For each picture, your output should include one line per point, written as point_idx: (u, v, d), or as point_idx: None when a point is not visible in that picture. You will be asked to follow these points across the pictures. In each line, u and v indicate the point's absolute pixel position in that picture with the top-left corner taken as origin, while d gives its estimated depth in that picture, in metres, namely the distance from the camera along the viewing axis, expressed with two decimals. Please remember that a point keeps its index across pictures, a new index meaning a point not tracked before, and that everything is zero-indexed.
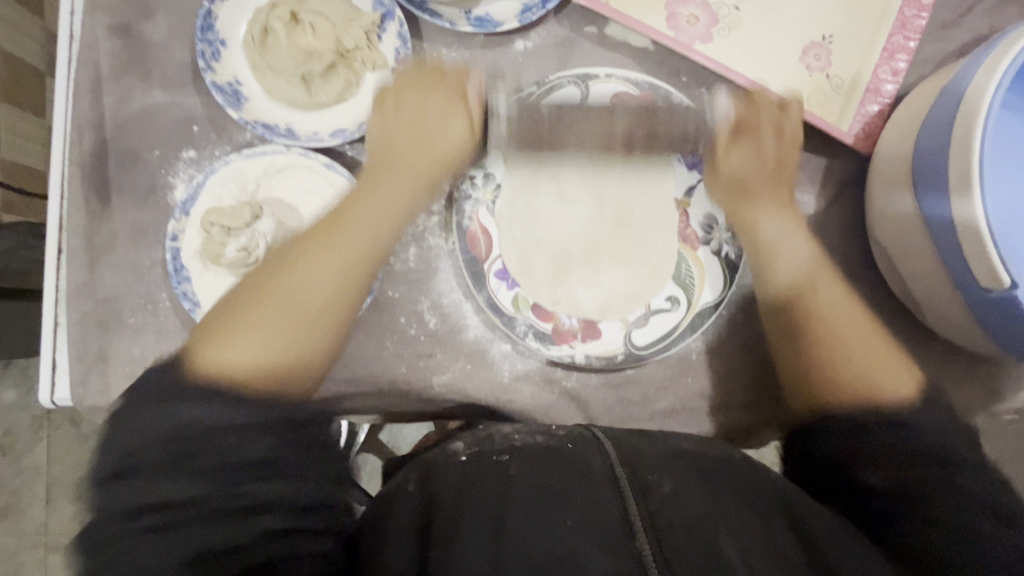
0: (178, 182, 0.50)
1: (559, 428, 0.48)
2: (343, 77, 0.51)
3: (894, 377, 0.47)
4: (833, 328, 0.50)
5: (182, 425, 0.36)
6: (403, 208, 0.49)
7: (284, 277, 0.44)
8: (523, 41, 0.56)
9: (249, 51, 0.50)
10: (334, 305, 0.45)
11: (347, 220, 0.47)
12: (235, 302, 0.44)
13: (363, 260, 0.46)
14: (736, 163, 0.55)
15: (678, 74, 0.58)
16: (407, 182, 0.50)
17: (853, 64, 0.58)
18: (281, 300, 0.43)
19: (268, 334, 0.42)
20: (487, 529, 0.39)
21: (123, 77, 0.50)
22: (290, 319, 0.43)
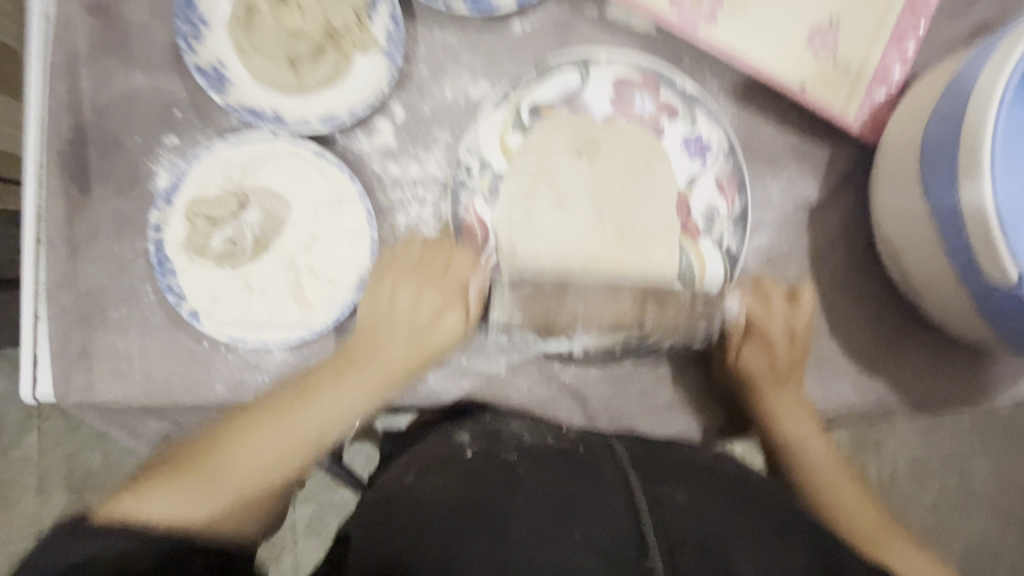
0: (161, 170, 0.48)
1: (571, 435, 0.50)
2: (332, 59, 0.49)
3: (877, 520, 0.52)
4: (848, 509, 0.52)
5: (119, 569, 0.34)
6: (371, 393, 0.48)
7: (215, 466, 0.43)
8: (520, 23, 0.53)
9: (233, 31, 0.48)
10: (273, 472, 0.45)
11: (310, 405, 0.46)
12: (180, 475, 0.42)
13: (304, 448, 0.46)
14: (753, 371, 0.55)
15: (681, 59, 0.56)
16: (378, 376, 0.48)
17: (860, 49, 0.56)
18: (223, 486, 0.43)
19: (192, 507, 0.42)
20: (489, 530, 0.38)
21: (100, 58, 0.47)
22: (210, 491, 0.43)
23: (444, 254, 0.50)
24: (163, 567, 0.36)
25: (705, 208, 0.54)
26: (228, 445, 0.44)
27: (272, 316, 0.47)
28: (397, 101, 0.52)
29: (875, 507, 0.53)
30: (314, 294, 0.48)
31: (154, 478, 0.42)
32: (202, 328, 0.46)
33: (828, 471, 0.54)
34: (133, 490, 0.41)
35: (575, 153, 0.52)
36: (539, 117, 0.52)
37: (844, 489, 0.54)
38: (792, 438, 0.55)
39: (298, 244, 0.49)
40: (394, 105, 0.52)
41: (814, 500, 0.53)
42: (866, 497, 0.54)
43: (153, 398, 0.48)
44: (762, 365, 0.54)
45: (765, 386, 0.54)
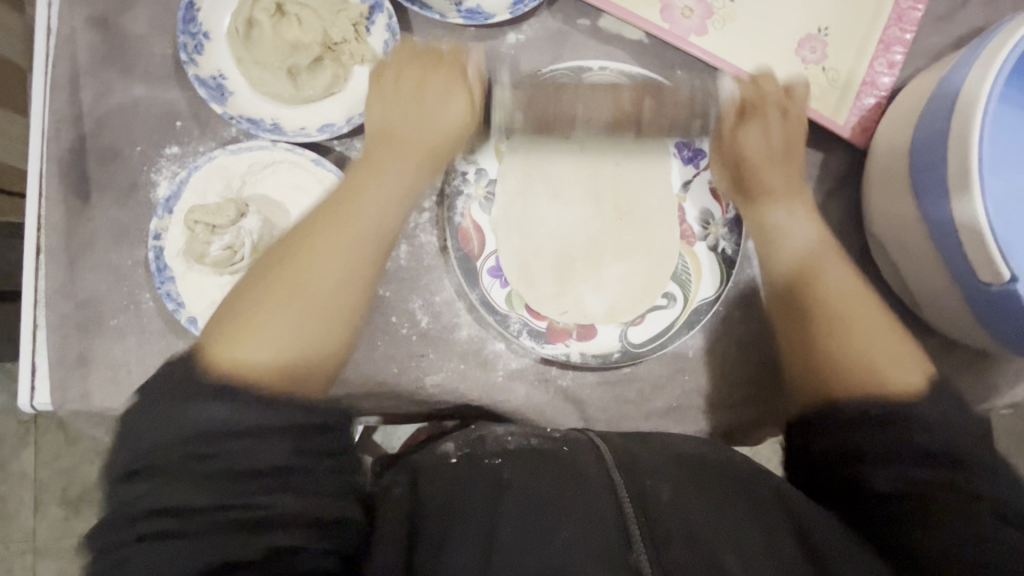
0: (160, 179, 0.49)
1: (557, 433, 0.49)
2: (330, 70, 0.50)
3: (895, 356, 0.44)
4: (835, 305, 0.47)
5: (211, 424, 0.33)
6: (409, 187, 0.47)
7: (306, 276, 0.41)
8: (515, 34, 0.54)
9: (233, 43, 0.49)
10: (348, 309, 0.42)
11: (353, 207, 0.44)
12: (277, 286, 0.40)
13: (368, 258, 0.43)
14: (749, 141, 0.54)
15: (673, 68, 0.57)
16: (413, 162, 0.48)
17: (848, 57, 0.57)
18: (314, 304, 0.40)
19: (298, 345, 0.39)
20: (478, 542, 0.38)
21: (103, 71, 0.48)
22: (303, 309, 0.40)
23: (456, 61, 0.50)
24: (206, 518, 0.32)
25: (700, 212, 0.55)
26: (250, 330, 0.38)
27: None
28: None
29: (908, 347, 0.45)
30: None
31: (261, 305, 0.39)
32: (200, 334, 0.47)
33: (848, 298, 0.47)
34: (228, 331, 0.38)
35: (564, 135, 0.53)
36: None
37: (836, 283, 0.48)
38: (811, 274, 0.49)
39: None
40: None
41: (824, 309, 0.47)
42: (901, 342, 0.45)
43: None
44: (783, 182, 0.53)
45: (767, 160, 0.53)
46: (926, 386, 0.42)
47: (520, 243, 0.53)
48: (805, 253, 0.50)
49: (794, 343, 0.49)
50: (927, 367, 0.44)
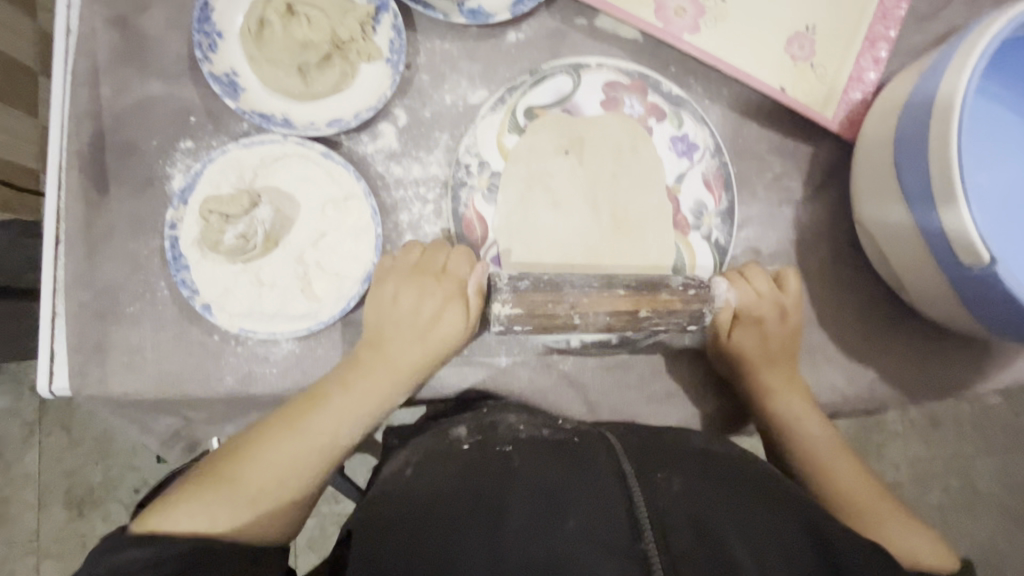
0: (175, 172, 0.51)
1: (568, 424, 0.52)
2: (339, 68, 0.52)
3: (912, 533, 0.50)
4: (849, 492, 0.52)
5: (145, 563, 0.38)
6: (376, 400, 0.49)
7: (240, 474, 0.44)
8: (515, 33, 0.57)
9: (245, 42, 0.51)
10: (281, 506, 0.45)
11: (304, 419, 0.47)
12: (212, 487, 0.44)
13: (318, 457, 0.47)
14: (743, 341, 0.56)
15: (667, 65, 0.60)
16: (385, 381, 0.49)
17: (835, 54, 0.60)
18: (242, 502, 0.44)
19: (231, 523, 0.43)
20: (489, 521, 0.42)
21: (121, 68, 0.50)
22: (242, 499, 0.44)
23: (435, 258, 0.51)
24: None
25: (694, 204, 0.57)
26: (242, 458, 0.45)
27: (281, 308, 0.49)
28: (400, 106, 0.55)
29: (912, 520, 0.51)
30: (320, 287, 0.50)
31: (187, 489, 0.43)
32: (214, 320, 0.48)
33: (859, 492, 0.53)
34: (169, 499, 0.43)
35: (562, 152, 0.55)
36: (534, 119, 0.55)
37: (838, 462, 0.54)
38: (810, 448, 0.54)
39: (305, 240, 0.51)
40: (397, 110, 0.54)
41: (840, 498, 0.52)
42: (905, 517, 0.51)
43: (165, 390, 0.50)
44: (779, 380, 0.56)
45: (763, 365, 0.55)
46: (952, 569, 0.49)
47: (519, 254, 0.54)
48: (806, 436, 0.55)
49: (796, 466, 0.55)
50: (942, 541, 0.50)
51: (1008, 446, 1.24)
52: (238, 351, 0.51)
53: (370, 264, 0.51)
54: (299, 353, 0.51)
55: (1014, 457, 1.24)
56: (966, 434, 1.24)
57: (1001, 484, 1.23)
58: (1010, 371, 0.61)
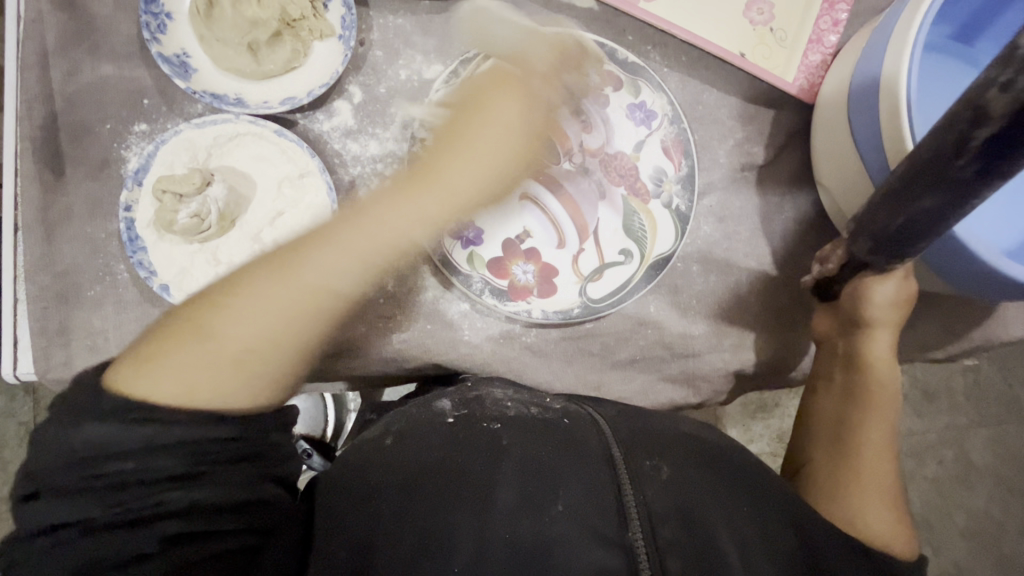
0: (131, 155, 0.51)
1: (554, 403, 0.53)
2: (290, 45, 0.52)
3: (891, 527, 0.49)
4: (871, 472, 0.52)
5: (107, 450, 0.37)
6: (395, 238, 0.47)
7: (218, 329, 0.42)
8: (469, 6, 0.56)
9: (195, 22, 0.51)
10: (268, 360, 0.43)
11: (298, 254, 0.45)
12: (183, 339, 0.42)
13: (316, 302, 0.45)
14: (884, 293, 0.53)
15: (624, 33, 0.59)
16: (431, 200, 0.48)
17: (794, 17, 0.59)
18: (230, 358, 0.42)
19: (226, 388, 0.42)
20: (476, 500, 0.42)
21: (71, 52, 0.50)
22: (226, 359, 0.42)
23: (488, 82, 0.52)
24: (137, 480, 0.37)
25: (654, 171, 0.57)
26: (218, 308, 0.43)
27: None
28: (354, 82, 0.54)
29: (899, 525, 0.50)
30: None
31: (161, 344, 0.42)
32: (173, 299, 0.48)
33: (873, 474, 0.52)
34: (145, 354, 0.41)
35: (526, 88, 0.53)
36: None
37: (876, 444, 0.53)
38: (871, 409, 0.54)
39: (262, 218, 0.51)
40: (351, 86, 0.54)
41: (858, 467, 0.52)
42: (898, 522, 0.50)
43: None
44: (885, 363, 0.55)
45: (880, 329, 0.55)
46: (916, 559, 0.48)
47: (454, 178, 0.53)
48: (880, 402, 0.54)
49: (833, 431, 0.55)
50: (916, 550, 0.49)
51: (1003, 417, 1.24)
52: None
53: None
54: None
55: (1010, 426, 1.24)
56: (960, 406, 1.24)
57: (998, 455, 1.23)
58: (980, 330, 0.61)
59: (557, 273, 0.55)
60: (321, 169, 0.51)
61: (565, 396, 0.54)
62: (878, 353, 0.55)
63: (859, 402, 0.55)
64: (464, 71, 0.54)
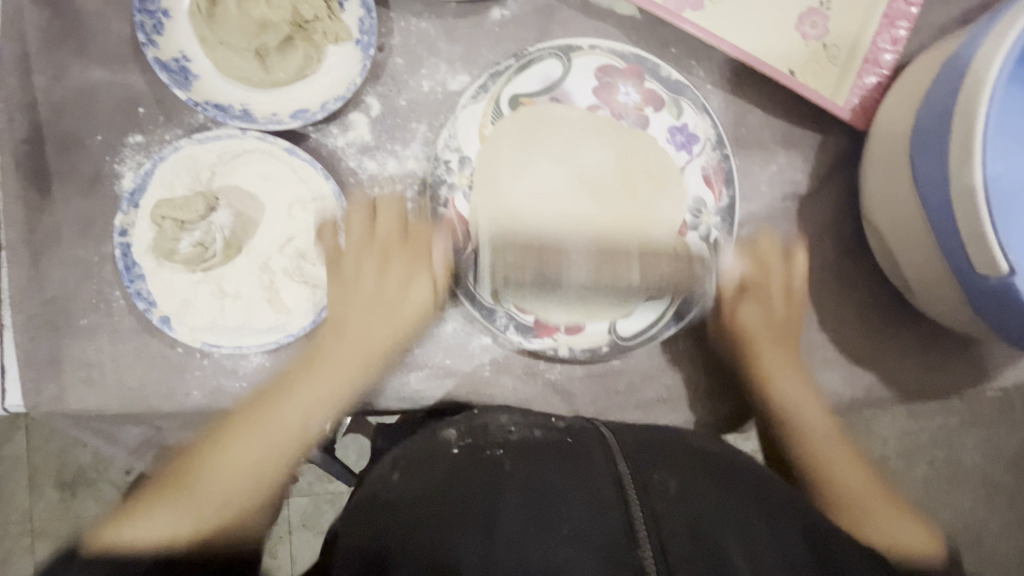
0: (125, 170, 0.46)
1: (562, 423, 0.50)
2: (302, 51, 0.47)
3: (913, 535, 0.49)
4: (846, 497, 0.51)
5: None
6: (342, 391, 0.47)
7: (202, 475, 0.44)
8: (499, 10, 0.51)
9: (196, 22, 0.46)
10: (252, 481, 0.44)
11: (276, 402, 0.45)
12: (196, 480, 0.44)
13: (289, 446, 0.45)
14: (748, 315, 0.56)
15: (667, 45, 0.55)
16: (336, 381, 0.47)
17: (850, 34, 0.55)
18: (208, 496, 0.43)
19: (199, 519, 0.42)
20: (476, 527, 0.39)
21: (56, 52, 0.45)
22: (193, 501, 0.43)
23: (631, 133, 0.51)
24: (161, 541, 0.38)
25: (694, 202, 0.53)
26: (210, 450, 0.44)
27: (245, 321, 0.46)
28: (372, 93, 0.50)
29: (906, 514, 0.51)
30: (289, 296, 0.47)
31: (151, 500, 0.43)
32: (175, 335, 0.45)
33: (847, 477, 0.53)
34: (133, 514, 0.42)
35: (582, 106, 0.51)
36: (519, 108, 0.50)
37: (840, 472, 0.53)
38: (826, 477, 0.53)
39: (271, 244, 0.47)
40: (369, 98, 0.50)
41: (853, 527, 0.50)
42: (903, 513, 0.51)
43: (126, 407, 0.47)
44: (761, 325, 0.55)
45: (765, 351, 0.55)
46: (943, 556, 0.47)
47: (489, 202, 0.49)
48: (824, 475, 0.52)
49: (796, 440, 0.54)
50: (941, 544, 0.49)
51: (1001, 425, 1.20)
52: (204, 363, 0.47)
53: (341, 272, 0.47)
54: (269, 364, 0.48)
55: (1007, 436, 1.21)
56: None
57: (993, 463, 1.20)
58: (1016, 372, 0.59)
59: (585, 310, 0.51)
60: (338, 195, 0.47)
61: (584, 417, 0.52)
62: (777, 372, 0.55)
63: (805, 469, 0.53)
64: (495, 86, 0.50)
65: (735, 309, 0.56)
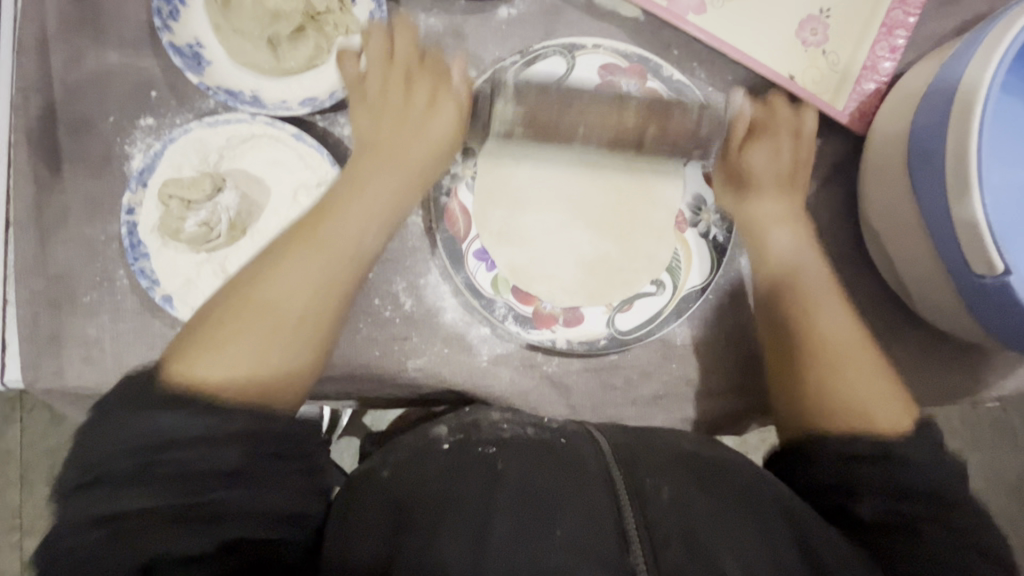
0: (135, 151, 0.47)
1: (554, 423, 0.50)
2: (313, 41, 0.48)
3: (891, 401, 0.47)
4: (836, 341, 0.50)
5: (155, 435, 0.35)
6: (387, 203, 0.47)
7: (258, 294, 0.43)
8: (506, 9, 0.53)
9: (211, 11, 0.47)
10: (320, 304, 0.44)
11: (326, 221, 0.45)
12: (236, 305, 0.43)
13: (350, 268, 0.45)
14: (776, 240, 0.54)
15: (670, 48, 0.56)
16: (387, 193, 0.48)
17: (849, 41, 0.56)
18: (268, 315, 0.42)
19: (246, 348, 0.41)
20: (466, 531, 0.39)
21: (74, 36, 0.46)
22: (265, 325, 0.42)
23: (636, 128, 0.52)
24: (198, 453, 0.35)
25: (693, 198, 0.54)
26: (271, 270, 0.43)
27: None
28: None
29: (893, 384, 0.48)
30: None
31: (188, 330, 0.42)
32: (177, 314, 0.45)
33: (851, 351, 0.50)
34: (199, 346, 0.40)
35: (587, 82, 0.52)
36: None
37: (834, 325, 0.51)
38: (834, 361, 0.50)
39: (275, 228, 0.48)
40: None
41: (828, 389, 0.48)
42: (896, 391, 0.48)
43: None
44: (794, 250, 0.54)
45: (805, 272, 0.53)
46: (910, 427, 0.45)
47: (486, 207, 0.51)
48: (818, 347, 0.50)
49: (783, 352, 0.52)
50: (915, 412, 0.47)
51: (1001, 442, 1.19)
52: None
53: None
54: None
55: (1006, 453, 1.19)
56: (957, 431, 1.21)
57: (993, 481, 1.18)
58: (1013, 380, 0.59)
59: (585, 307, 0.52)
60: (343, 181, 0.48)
61: (579, 420, 0.52)
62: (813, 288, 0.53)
63: (812, 353, 0.50)
64: (500, 79, 0.50)
65: (764, 240, 0.55)
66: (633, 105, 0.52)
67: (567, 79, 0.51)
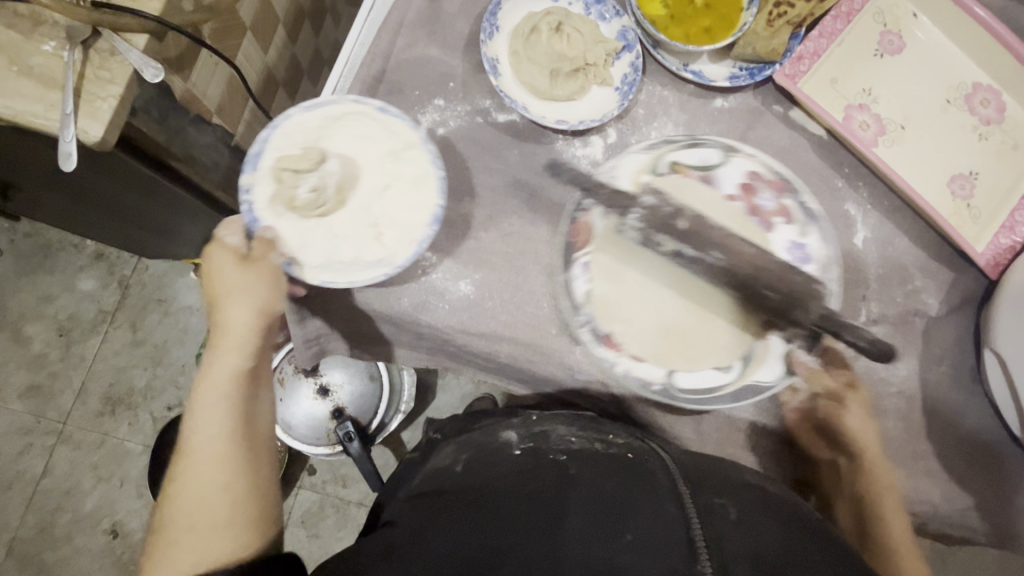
0: (423, 120, 0.61)
1: (618, 437, 0.57)
2: (579, 81, 0.62)
3: None
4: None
5: None
6: (225, 382, 0.59)
7: (176, 508, 0.56)
8: (722, 100, 0.66)
9: (513, 40, 0.62)
10: (218, 500, 0.57)
11: (192, 426, 0.59)
12: (173, 542, 0.55)
13: (223, 453, 0.58)
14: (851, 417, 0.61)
15: (842, 165, 0.68)
16: (224, 369, 0.60)
17: (991, 200, 0.66)
18: (188, 531, 0.55)
19: (191, 553, 0.54)
20: (546, 521, 0.47)
21: (413, 30, 0.61)
22: (179, 536, 0.55)
23: (749, 231, 0.59)
24: None
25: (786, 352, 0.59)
26: (177, 491, 0.57)
27: (356, 256, 0.57)
28: (614, 126, 0.63)
29: None
30: (391, 236, 0.58)
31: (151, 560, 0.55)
32: (297, 273, 0.56)
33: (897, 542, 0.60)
34: (153, 562, 0.55)
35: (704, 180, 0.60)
36: (673, 171, 0.59)
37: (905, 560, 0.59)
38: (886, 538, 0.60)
39: (371, 195, 0.59)
40: (611, 129, 0.63)
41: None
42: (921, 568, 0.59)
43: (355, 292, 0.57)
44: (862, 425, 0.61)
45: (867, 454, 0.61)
46: None
47: (608, 256, 0.59)
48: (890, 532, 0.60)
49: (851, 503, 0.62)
50: None
51: None
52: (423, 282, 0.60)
53: (436, 207, 0.57)
54: (471, 296, 0.60)
55: None
56: None
57: None
58: None
59: (659, 356, 0.58)
60: (424, 141, 0.58)
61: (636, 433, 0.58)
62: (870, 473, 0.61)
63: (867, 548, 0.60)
64: (664, 149, 0.60)
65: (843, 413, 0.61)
66: (763, 208, 0.60)
67: (716, 172, 0.60)
